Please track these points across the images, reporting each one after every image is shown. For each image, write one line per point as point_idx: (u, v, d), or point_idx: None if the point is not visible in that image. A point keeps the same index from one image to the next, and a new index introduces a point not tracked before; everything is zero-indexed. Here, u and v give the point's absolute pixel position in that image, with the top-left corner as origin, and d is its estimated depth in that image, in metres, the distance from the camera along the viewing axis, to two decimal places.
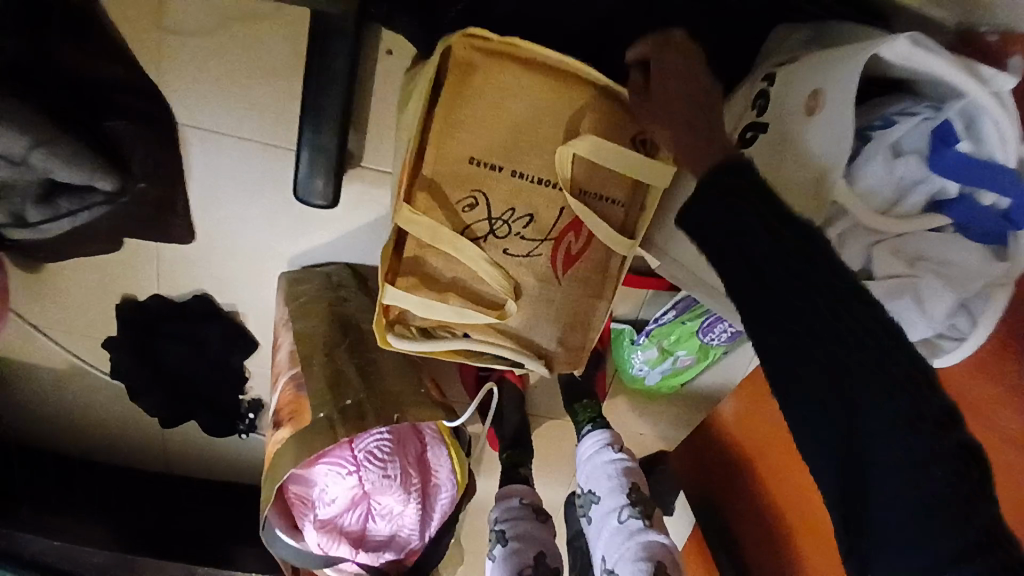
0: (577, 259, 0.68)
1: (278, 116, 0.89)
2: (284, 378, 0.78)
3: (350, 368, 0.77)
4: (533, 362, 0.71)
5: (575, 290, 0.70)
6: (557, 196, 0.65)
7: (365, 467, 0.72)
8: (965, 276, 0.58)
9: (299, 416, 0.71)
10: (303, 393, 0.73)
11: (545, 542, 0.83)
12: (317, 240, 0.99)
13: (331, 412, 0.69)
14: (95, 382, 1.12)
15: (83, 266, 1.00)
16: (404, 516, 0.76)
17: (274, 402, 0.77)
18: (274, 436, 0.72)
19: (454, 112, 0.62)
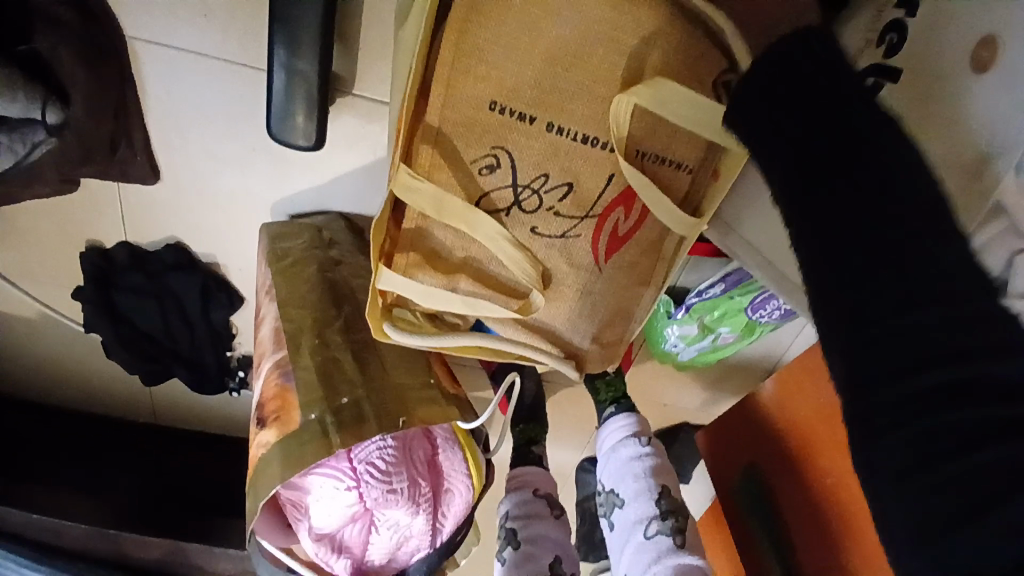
0: (624, 241, 0.53)
1: (245, 25, 0.70)
2: (267, 363, 0.64)
3: (346, 355, 0.62)
4: (560, 363, 0.58)
5: (618, 278, 0.55)
6: (606, 159, 0.48)
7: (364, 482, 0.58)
8: None
9: (286, 417, 0.56)
10: (289, 383, 0.59)
11: (560, 544, 0.75)
12: (303, 184, 0.84)
13: (325, 412, 0.55)
14: (68, 334, 1.00)
15: (34, 206, 0.86)
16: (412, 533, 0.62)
17: (257, 393, 0.63)
18: (257, 436, 0.59)
19: (471, 36, 0.44)
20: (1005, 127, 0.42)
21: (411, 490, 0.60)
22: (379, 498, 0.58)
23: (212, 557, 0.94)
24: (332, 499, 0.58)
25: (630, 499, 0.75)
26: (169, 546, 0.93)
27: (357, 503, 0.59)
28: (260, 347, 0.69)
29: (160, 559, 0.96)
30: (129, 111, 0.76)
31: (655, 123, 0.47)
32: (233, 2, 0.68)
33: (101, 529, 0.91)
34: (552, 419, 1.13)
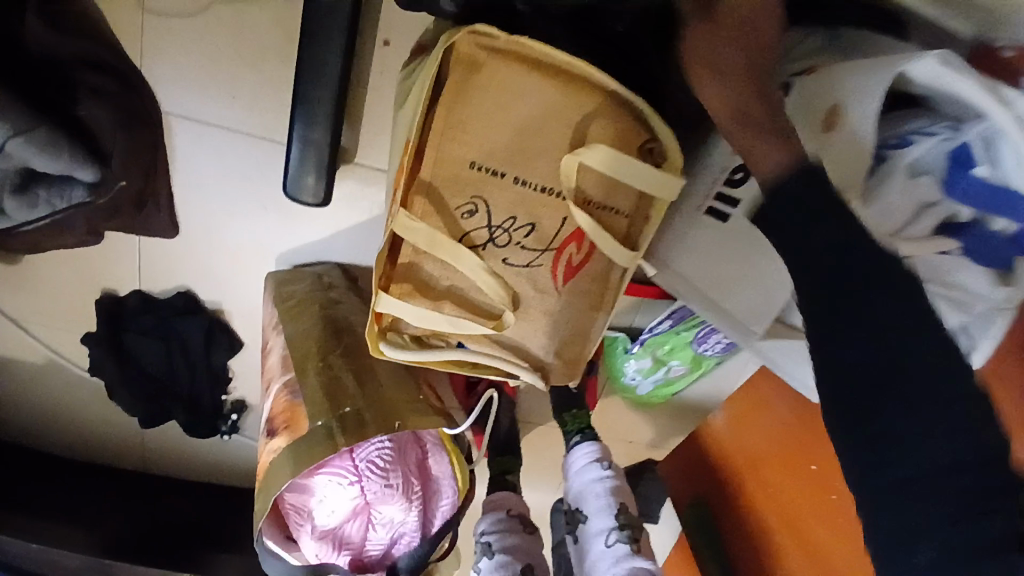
0: (578, 271, 0.66)
1: (269, 107, 0.86)
2: (277, 384, 0.74)
3: (347, 374, 0.72)
4: (527, 374, 0.69)
5: (574, 302, 0.67)
6: (561, 205, 0.62)
7: (366, 477, 0.68)
8: (972, 299, 0.62)
9: (295, 423, 0.66)
10: (298, 400, 0.69)
11: (532, 553, 0.83)
12: (307, 239, 0.96)
13: (330, 420, 0.65)
14: (73, 379, 1.07)
15: (62, 258, 0.96)
16: (404, 526, 0.72)
17: (268, 409, 0.73)
18: (268, 445, 0.68)
19: (455, 114, 0.59)
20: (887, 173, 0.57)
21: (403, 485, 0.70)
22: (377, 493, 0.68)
23: None
24: (335, 495, 0.69)
25: (593, 514, 0.84)
26: None
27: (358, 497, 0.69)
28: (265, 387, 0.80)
29: None
30: (159, 174, 0.89)
31: (600, 176, 0.62)
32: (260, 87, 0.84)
33: (96, 560, 0.94)
34: (526, 462, 1.20)
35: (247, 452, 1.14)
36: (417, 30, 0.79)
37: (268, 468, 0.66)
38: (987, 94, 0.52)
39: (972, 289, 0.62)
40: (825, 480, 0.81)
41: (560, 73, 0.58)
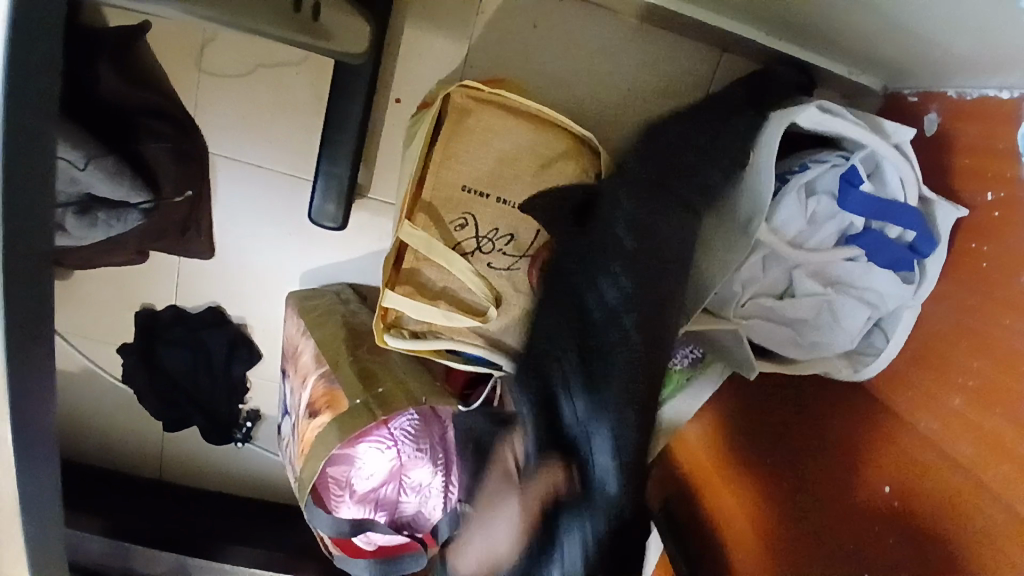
0: None
1: (297, 148, 1.03)
2: (314, 376, 0.86)
3: (372, 365, 0.85)
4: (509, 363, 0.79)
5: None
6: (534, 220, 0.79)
7: (401, 442, 0.83)
8: (882, 298, 0.75)
9: (335, 402, 0.79)
10: (335, 385, 0.82)
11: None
12: (325, 259, 1.10)
13: (367, 398, 0.78)
14: (105, 387, 1.19)
15: (109, 274, 1.11)
16: (431, 490, 0.85)
17: (306, 397, 0.85)
18: (311, 423, 0.81)
19: (451, 149, 0.78)
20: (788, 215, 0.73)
21: (430, 451, 0.85)
22: (410, 456, 0.84)
23: None
24: (373, 461, 0.83)
25: None
26: (174, 563, 1.01)
27: (392, 460, 0.84)
28: (298, 383, 0.92)
29: None
30: (203, 203, 1.04)
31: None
32: (293, 132, 1.02)
33: (117, 545, 0.99)
34: None
35: (258, 459, 1.23)
36: (425, 89, 0.98)
37: (313, 441, 0.78)
38: (860, 129, 0.68)
39: (882, 290, 0.74)
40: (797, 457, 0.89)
41: (533, 121, 0.79)
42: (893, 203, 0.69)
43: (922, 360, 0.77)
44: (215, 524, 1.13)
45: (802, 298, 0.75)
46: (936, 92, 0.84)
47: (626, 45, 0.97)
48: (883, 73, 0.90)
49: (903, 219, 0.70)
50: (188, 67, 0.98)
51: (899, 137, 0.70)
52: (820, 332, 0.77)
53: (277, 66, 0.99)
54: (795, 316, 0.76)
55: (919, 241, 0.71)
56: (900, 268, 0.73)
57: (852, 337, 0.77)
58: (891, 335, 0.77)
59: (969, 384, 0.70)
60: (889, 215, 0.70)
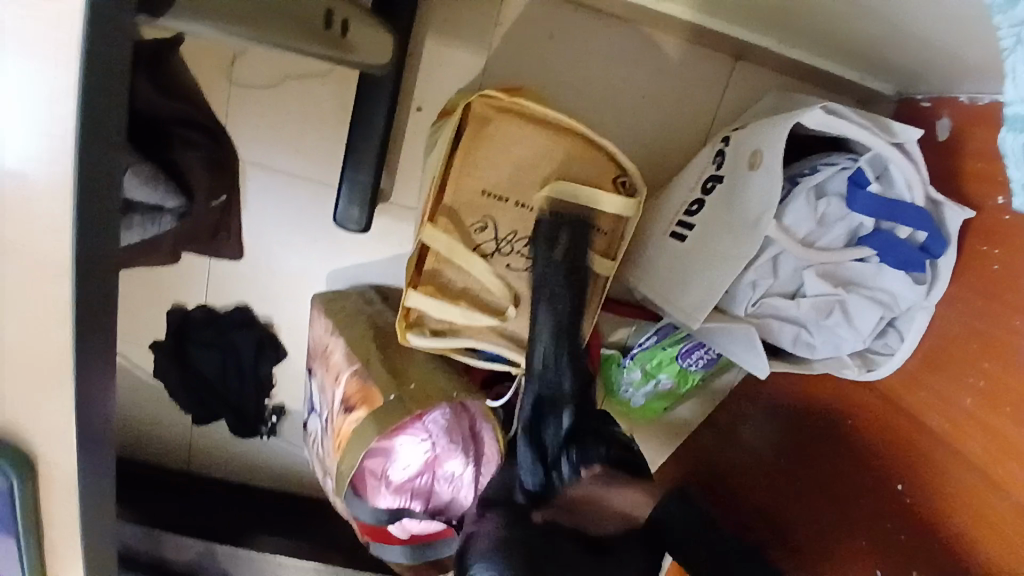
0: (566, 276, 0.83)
1: (323, 155, 1.07)
2: (345, 373, 0.89)
3: (397, 363, 0.89)
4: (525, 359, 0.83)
5: None
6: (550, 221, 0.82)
7: (435, 435, 0.87)
8: (892, 299, 0.76)
9: (369, 399, 0.82)
10: (368, 382, 0.84)
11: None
12: (349, 261, 1.14)
13: (399, 394, 0.81)
14: (138, 383, 1.24)
15: (143, 275, 1.15)
16: (463, 480, 0.89)
17: (339, 394, 0.88)
18: (347, 418, 0.84)
19: (470, 155, 0.80)
20: (797, 219, 0.75)
21: (462, 444, 0.88)
22: (443, 448, 0.88)
23: (238, 564, 1.07)
24: (408, 452, 0.88)
25: None
26: (202, 548, 1.07)
27: (426, 452, 0.88)
28: (330, 381, 0.93)
29: (192, 564, 1.08)
30: (233, 208, 1.08)
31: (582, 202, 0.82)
32: (319, 139, 1.06)
33: (149, 529, 1.07)
34: None
35: (283, 454, 1.28)
36: (446, 98, 1.01)
37: (350, 435, 0.81)
38: (866, 131, 0.70)
39: (892, 291, 0.75)
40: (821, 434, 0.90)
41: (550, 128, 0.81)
42: (899, 203, 0.71)
43: (933, 361, 0.78)
44: (243, 513, 1.17)
45: (813, 298, 0.76)
46: (949, 97, 0.86)
47: (644, 53, 0.99)
48: (897, 78, 0.91)
49: (912, 220, 0.71)
50: (221, 77, 1.03)
51: (906, 137, 0.72)
52: (832, 332, 0.78)
53: (305, 77, 1.03)
54: (805, 316, 0.77)
55: (930, 241, 0.73)
56: (911, 269, 0.74)
57: (864, 338, 0.77)
58: (904, 335, 0.78)
59: (979, 384, 0.72)
60: (897, 216, 0.71)
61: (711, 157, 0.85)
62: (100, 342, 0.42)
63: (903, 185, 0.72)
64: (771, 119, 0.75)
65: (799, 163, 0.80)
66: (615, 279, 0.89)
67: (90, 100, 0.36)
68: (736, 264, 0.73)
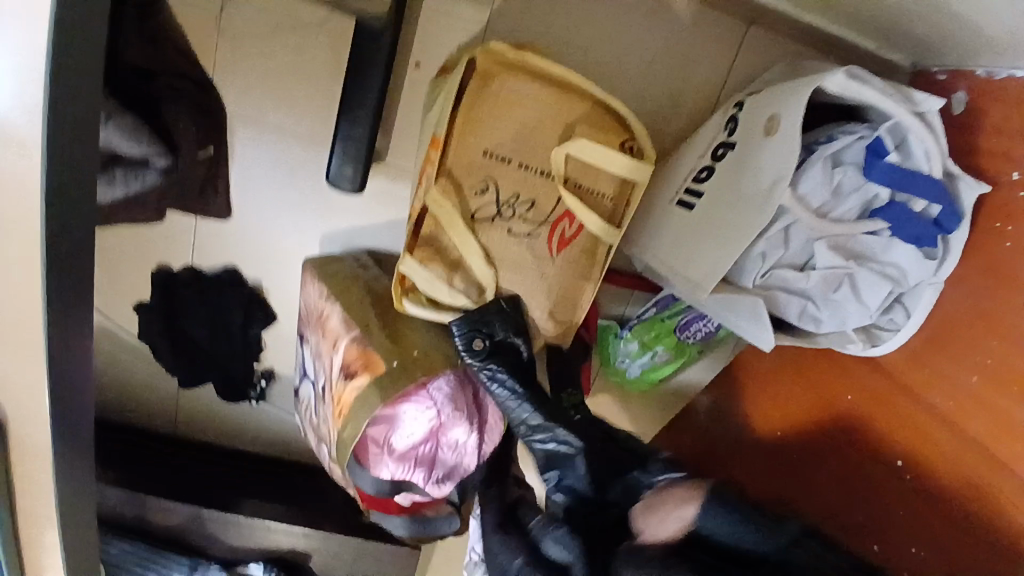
0: (570, 243, 0.81)
1: (316, 111, 1.02)
2: (343, 340, 0.86)
3: (390, 329, 0.86)
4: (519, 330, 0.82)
5: (566, 270, 0.81)
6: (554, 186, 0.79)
7: (440, 403, 0.80)
8: (902, 274, 0.74)
9: (371, 364, 0.80)
10: (368, 348, 0.82)
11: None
12: (341, 224, 1.10)
13: (402, 361, 0.80)
14: (122, 344, 1.21)
15: (125, 233, 1.11)
16: (468, 453, 0.83)
17: (337, 361, 0.85)
18: (347, 385, 0.81)
19: (473, 113, 0.77)
20: (810, 189, 0.72)
21: (468, 413, 0.81)
22: (449, 418, 0.80)
23: (226, 529, 1.04)
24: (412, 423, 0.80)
25: None
26: (190, 513, 1.04)
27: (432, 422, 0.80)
28: (323, 348, 0.92)
29: (178, 527, 1.06)
30: (220, 165, 1.04)
31: (589, 167, 0.79)
32: (311, 94, 1.01)
33: (132, 493, 1.04)
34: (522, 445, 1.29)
35: (272, 418, 1.26)
36: (446, 55, 0.96)
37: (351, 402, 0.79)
38: (888, 98, 0.67)
39: (903, 266, 0.74)
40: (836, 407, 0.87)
41: (557, 88, 0.78)
42: (917, 175, 0.68)
43: (941, 340, 0.76)
44: (231, 478, 1.15)
45: (823, 271, 0.74)
46: (967, 69, 0.83)
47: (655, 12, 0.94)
48: (913, 48, 0.88)
49: (929, 193, 0.68)
50: (208, 24, 0.96)
51: (928, 106, 0.69)
52: (838, 306, 0.76)
53: (298, 27, 0.96)
54: (813, 289, 0.75)
55: (944, 215, 0.70)
56: (923, 244, 0.72)
57: (871, 313, 0.76)
58: (911, 311, 0.76)
59: (986, 364, 0.70)
60: (914, 189, 0.68)
61: (723, 123, 0.82)
62: (79, 299, 0.38)
63: (921, 156, 0.69)
64: (789, 83, 0.72)
65: (814, 131, 0.77)
66: (618, 246, 0.87)
67: (60, 30, 0.31)
68: (746, 234, 0.71)
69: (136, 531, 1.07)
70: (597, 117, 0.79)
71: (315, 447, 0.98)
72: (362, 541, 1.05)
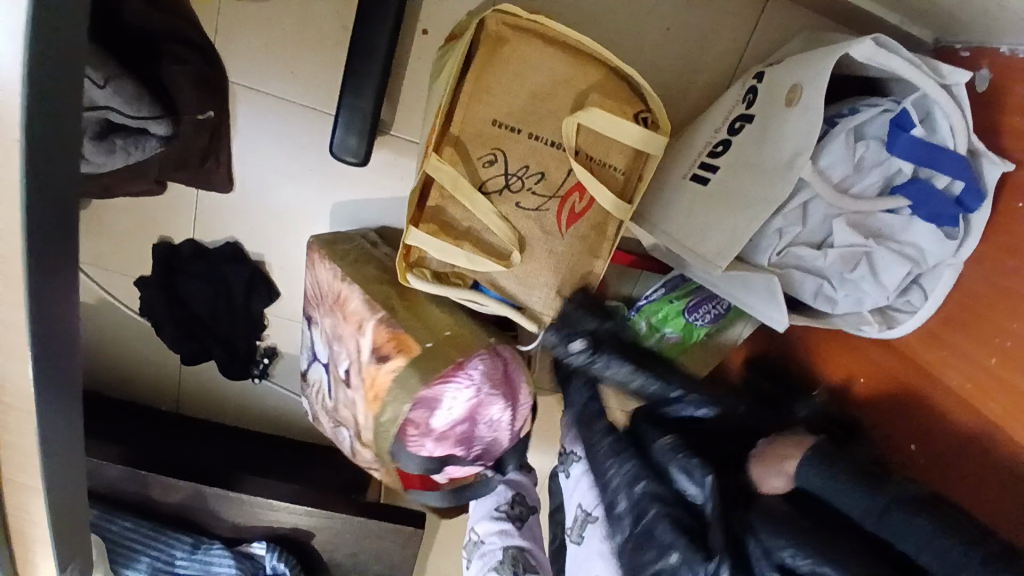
0: (579, 218, 0.79)
1: (319, 81, 0.99)
2: (368, 322, 0.84)
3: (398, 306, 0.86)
4: (519, 314, 0.79)
5: (575, 246, 0.79)
6: (564, 158, 0.77)
7: (478, 384, 0.79)
8: (921, 253, 0.72)
9: (404, 346, 0.80)
10: (398, 329, 0.82)
11: (537, 537, 0.98)
12: (344, 199, 1.08)
13: (437, 342, 0.80)
14: (123, 319, 1.20)
15: (126, 205, 1.09)
16: (504, 426, 0.83)
17: (364, 344, 0.84)
18: (381, 368, 0.81)
19: (482, 81, 0.74)
20: (830, 164, 0.70)
21: (504, 391, 0.81)
22: (487, 398, 0.80)
23: (228, 505, 1.03)
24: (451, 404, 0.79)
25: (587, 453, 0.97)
26: (192, 490, 1.02)
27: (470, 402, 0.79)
28: (341, 326, 0.90)
29: (180, 505, 1.04)
30: (222, 134, 1.01)
31: (603, 141, 0.77)
32: (315, 64, 0.98)
33: (134, 470, 1.01)
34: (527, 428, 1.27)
35: (274, 396, 1.25)
36: (452, 24, 0.93)
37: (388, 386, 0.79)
38: (915, 68, 0.64)
39: (922, 246, 0.71)
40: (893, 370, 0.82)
41: (570, 57, 0.75)
42: (943, 149, 0.65)
43: (962, 323, 0.74)
44: (232, 455, 1.14)
45: (840, 249, 0.72)
46: (990, 47, 0.78)
47: None
48: (935, 23, 0.84)
49: (953, 170, 0.65)
50: None
51: (954, 79, 0.66)
52: (855, 286, 0.74)
53: None
54: (830, 268, 0.73)
55: (966, 193, 0.66)
56: (944, 222, 0.69)
57: (888, 294, 0.74)
58: (927, 293, 0.73)
59: (1006, 345, 0.68)
60: (939, 164, 0.66)
61: (741, 95, 0.79)
62: (65, 255, 0.36)
63: (946, 130, 0.66)
64: (812, 52, 0.69)
65: (834, 105, 0.75)
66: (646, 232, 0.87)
67: None
68: (763, 208, 0.68)
69: (138, 507, 1.06)
70: (611, 87, 0.76)
71: (329, 429, 0.98)
72: (365, 519, 1.03)
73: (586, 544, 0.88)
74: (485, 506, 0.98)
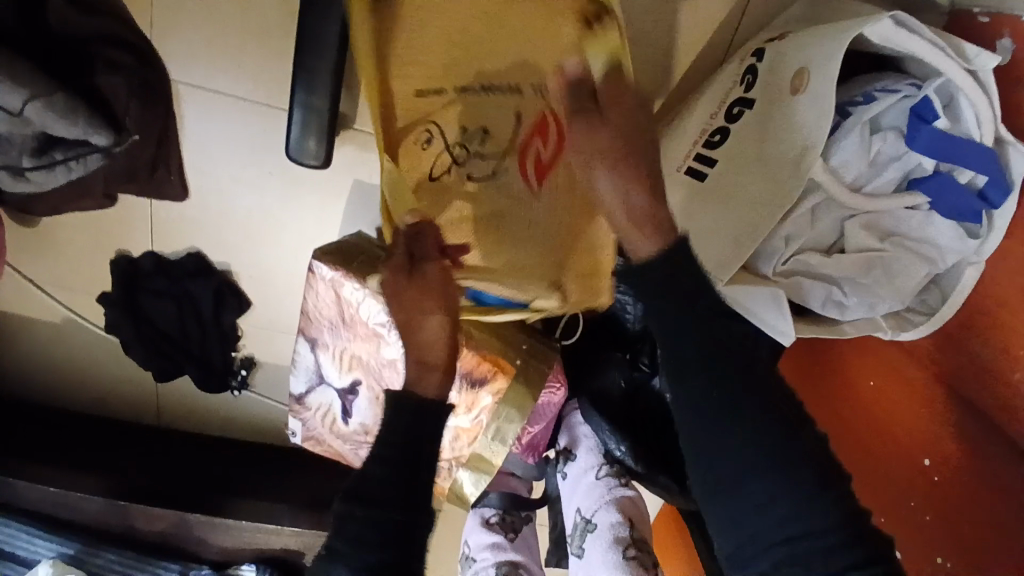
0: (550, 164, 0.73)
1: (269, 75, 0.88)
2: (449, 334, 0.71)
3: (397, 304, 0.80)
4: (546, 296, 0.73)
5: (555, 209, 0.74)
6: (505, 105, 0.72)
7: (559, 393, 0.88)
8: (939, 255, 0.65)
9: (499, 370, 0.82)
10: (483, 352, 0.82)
11: (531, 547, 0.98)
12: (308, 201, 0.99)
13: (525, 358, 0.84)
14: (90, 337, 1.13)
15: (77, 221, 1.01)
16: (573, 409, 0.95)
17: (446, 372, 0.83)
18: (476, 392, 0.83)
19: (393, 53, 0.69)
20: (846, 164, 0.63)
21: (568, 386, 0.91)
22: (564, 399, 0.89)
23: (216, 530, 1.00)
24: (541, 414, 0.89)
25: (582, 451, 0.93)
26: (176, 519, 0.99)
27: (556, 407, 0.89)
28: (390, 357, 0.83)
29: (165, 533, 1.01)
30: (170, 139, 0.92)
31: (534, 66, 0.72)
32: (262, 55, 0.87)
33: (116, 502, 0.97)
34: None
35: (256, 406, 1.19)
36: None
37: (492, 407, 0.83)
38: (938, 52, 0.56)
39: (940, 245, 0.64)
40: (897, 382, 0.77)
41: None
42: (964, 142, 0.58)
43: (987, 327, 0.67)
44: (218, 473, 1.09)
45: (854, 254, 0.65)
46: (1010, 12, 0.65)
47: None
48: None
49: (976, 163, 0.58)
50: None
51: (980, 63, 0.57)
52: (868, 292, 0.67)
53: None
54: (842, 274, 0.66)
55: (991, 186, 0.60)
56: (966, 220, 0.63)
57: (904, 299, 0.67)
58: (946, 296, 0.67)
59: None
60: (960, 159, 0.59)
61: (738, 77, 0.70)
62: None
63: (971, 120, 0.58)
64: (822, 27, 0.61)
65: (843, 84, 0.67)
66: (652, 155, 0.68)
67: None
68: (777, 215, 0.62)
69: (125, 538, 1.02)
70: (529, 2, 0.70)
71: (348, 450, 0.96)
72: None
73: (587, 558, 0.87)
74: (474, 516, 0.97)
